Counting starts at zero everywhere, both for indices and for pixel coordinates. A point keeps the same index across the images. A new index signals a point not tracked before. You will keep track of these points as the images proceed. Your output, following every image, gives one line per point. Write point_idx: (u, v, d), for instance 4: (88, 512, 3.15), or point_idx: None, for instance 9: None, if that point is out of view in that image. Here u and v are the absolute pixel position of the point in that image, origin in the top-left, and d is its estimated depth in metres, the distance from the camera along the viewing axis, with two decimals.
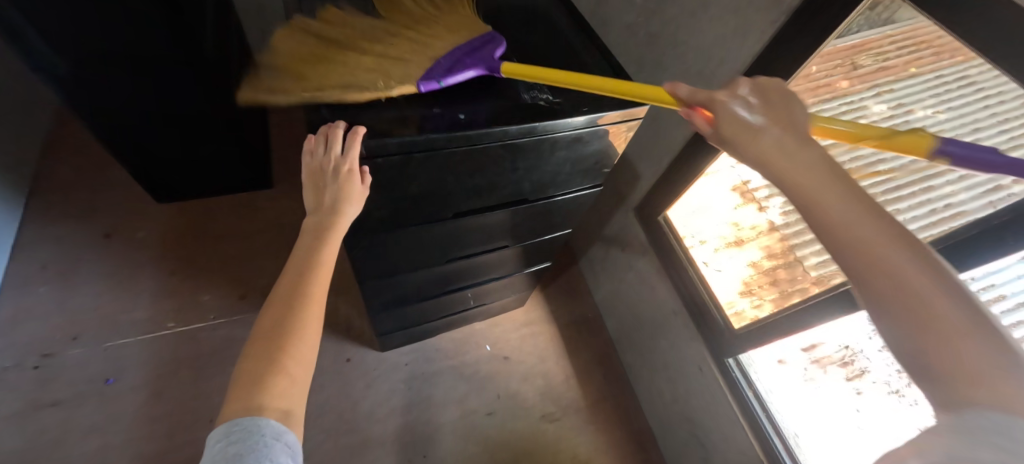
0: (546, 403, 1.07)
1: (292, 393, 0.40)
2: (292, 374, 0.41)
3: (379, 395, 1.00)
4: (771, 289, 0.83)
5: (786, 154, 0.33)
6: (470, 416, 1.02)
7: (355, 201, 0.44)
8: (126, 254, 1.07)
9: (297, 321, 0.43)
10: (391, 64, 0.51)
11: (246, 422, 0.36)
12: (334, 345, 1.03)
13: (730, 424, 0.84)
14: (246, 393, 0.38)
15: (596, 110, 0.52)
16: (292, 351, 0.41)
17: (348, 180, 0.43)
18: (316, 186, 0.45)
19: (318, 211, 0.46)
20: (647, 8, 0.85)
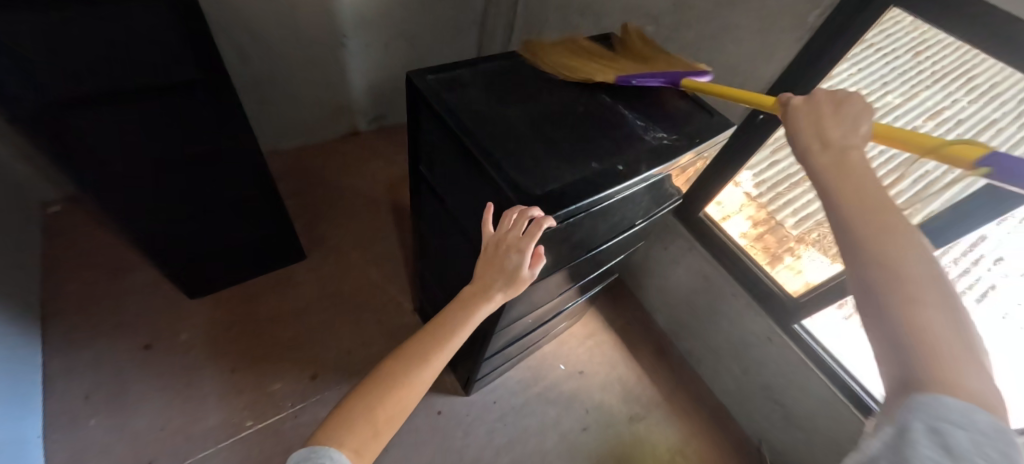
0: (629, 406, 1.13)
1: (369, 441, 0.45)
2: (376, 425, 0.45)
3: (480, 438, 1.01)
4: (763, 251, 1.01)
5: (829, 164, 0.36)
6: (569, 435, 1.05)
7: (517, 283, 0.51)
8: (174, 362, 0.99)
9: (402, 377, 0.48)
10: (536, 131, 0.57)
11: (319, 451, 0.42)
12: (423, 400, 1.03)
13: (809, 382, 0.94)
14: (338, 429, 0.44)
15: (707, 139, 0.61)
16: (387, 403, 0.47)
17: (516, 254, 0.48)
18: (492, 256, 0.50)
19: (478, 282, 0.52)
20: (663, 35, 0.96)
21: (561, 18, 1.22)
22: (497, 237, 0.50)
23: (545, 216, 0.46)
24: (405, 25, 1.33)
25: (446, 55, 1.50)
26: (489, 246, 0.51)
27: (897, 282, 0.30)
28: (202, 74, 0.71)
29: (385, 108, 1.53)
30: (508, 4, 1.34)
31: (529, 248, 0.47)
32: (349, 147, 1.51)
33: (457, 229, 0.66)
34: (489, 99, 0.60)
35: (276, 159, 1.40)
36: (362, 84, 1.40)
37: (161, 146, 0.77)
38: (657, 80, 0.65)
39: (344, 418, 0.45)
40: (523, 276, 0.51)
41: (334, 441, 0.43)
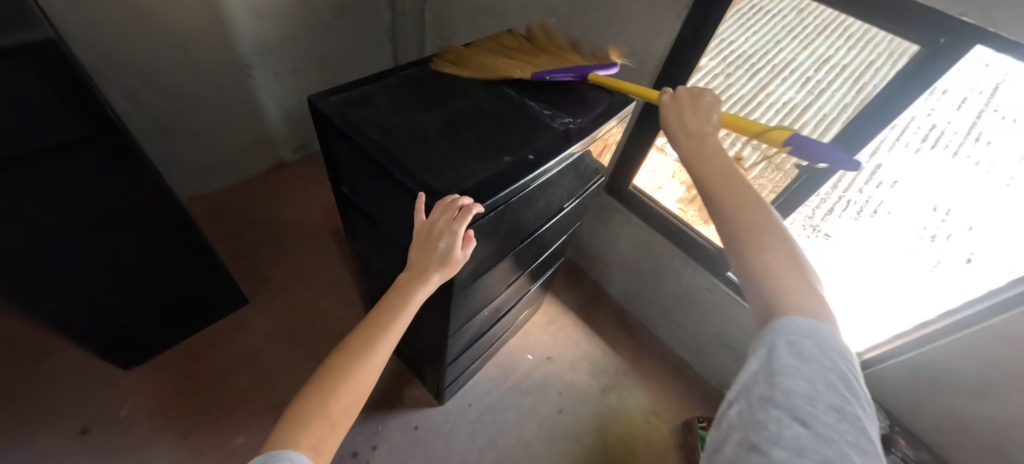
0: (600, 380, 1.18)
1: (330, 435, 0.43)
2: (332, 419, 0.44)
3: (461, 442, 1.02)
4: (692, 206, 1.07)
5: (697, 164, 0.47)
6: (547, 420, 1.08)
7: (449, 267, 0.52)
8: (119, 441, 0.92)
9: (353, 368, 0.46)
10: (447, 134, 0.59)
11: (274, 455, 0.39)
12: (398, 418, 1.02)
13: (748, 321, 1.03)
14: (291, 430, 0.41)
15: (610, 117, 0.65)
16: (340, 395, 0.45)
17: (446, 237, 0.49)
18: (423, 243, 0.51)
19: (413, 269, 0.53)
20: (563, 26, 1.01)
21: (467, 20, 1.23)
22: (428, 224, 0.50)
23: (473, 204, 0.49)
24: (313, 47, 1.30)
25: (362, 72, 1.48)
26: (420, 234, 0.51)
27: (781, 301, 0.39)
28: (93, 133, 0.66)
29: (308, 135, 1.49)
30: (414, 12, 1.35)
31: (460, 232, 0.49)
32: (277, 180, 1.45)
33: (392, 242, 0.67)
34: (400, 112, 0.60)
35: (196, 205, 1.32)
36: (278, 113, 1.36)
37: (58, 217, 0.72)
38: (568, 75, 0.68)
39: (297, 416, 0.43)
40: (456, 259, 0.52)
41: (292, 441, 0.41)
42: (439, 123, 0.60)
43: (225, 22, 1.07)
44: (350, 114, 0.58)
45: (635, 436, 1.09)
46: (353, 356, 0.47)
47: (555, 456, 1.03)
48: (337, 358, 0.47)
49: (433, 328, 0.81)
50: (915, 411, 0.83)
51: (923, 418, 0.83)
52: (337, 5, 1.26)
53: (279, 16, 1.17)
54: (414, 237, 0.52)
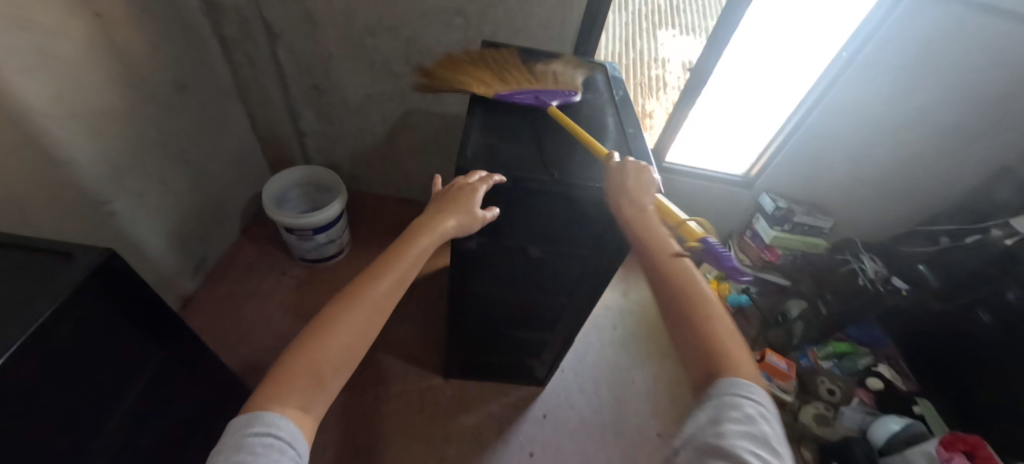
0: (618, 289, 1.44)
1: (317, 396, 0.44)
2: (318, 371, 0.44)
3: (579, 399, 1.16)
4: None
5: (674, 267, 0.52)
6: (611, 339, 1.30)
7: (459, 221, 0.58)
8: None
9: (339, 318, 0.47)
10: (559, 139, 0.72)
11: (261, 414, 0.40)
12: (526, 420, 1.10)
13: (685, 189, 1.40)
14: (282, 382, 0.42)
15: (621, 83, 0.88)
16: (331, 346, 0.45)
17: (460, 195, 0.59)
18: (439, 205, 0.59)
19: (426, 221, 0.57)
20: (476, 23, 1.06)
21: (345, 46, 1.12)
22: (454, 184, 0.61)
23: (494, 177, 0.60)
24: (166, 143, 1.00)
25: (226, 148, 1.20)
26: (449, 191, 0.60)
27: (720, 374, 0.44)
28: (156, 338, 0.54)
29: (201, 250, 1.17)
30: (264, 56, 1.13)
31: (480, 191, 0.59)
32: (200, 319, 1.13)
33: (541, 255, 0.75)
34: (523, 149, 0.69)
35: None
36: (160, 241, 1.03)
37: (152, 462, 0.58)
38: (534, 100, 0.76)
39: (290, 366, 0.44)
40: (472, 218, 0.59)
41: (281, 397, 0.42)
42: (552, 140, 0.71)
43: (56, 158, 0.76)
44: (495, 163, 0.65)
45: None
46: (349, 307, 0.48)
47: (636, 357, 1.27)
48: (335, 309, 0.48)
49: (558, 316, 0.90)
50: (790, 188, 1.35)
51: (795, 189, 1.34)
52: (172, 80, 0.98)
53: (115, 124, 0.86)
54: (436, 198, 0.60)
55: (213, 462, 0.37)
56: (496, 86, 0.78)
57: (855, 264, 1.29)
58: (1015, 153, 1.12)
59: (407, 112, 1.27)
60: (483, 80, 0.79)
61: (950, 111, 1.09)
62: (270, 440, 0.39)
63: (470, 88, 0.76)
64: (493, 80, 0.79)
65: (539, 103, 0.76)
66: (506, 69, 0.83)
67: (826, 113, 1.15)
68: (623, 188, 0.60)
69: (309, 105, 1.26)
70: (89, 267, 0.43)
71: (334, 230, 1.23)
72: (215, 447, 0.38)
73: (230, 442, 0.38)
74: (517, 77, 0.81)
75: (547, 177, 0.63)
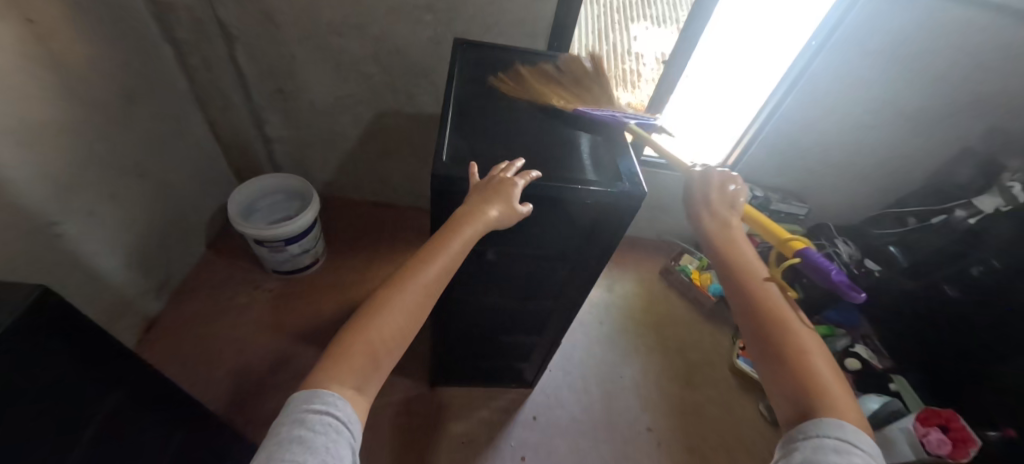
0: (603, 284, 1.44)
1: (371, 375, 0.45)
2: (372, 355, 0.45)
3: (569, 398, 1.15)
4: None
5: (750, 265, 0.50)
6: (598, 335, 1.30)
7: (503, 212, 0.52)
8: None
9: (391, 304, 0.46)
10: (539, 138, 0.69)
11: (326, 391, 0.42)
12: (518, 422, 1.08)
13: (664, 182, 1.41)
14: (341, 363, 0.43)
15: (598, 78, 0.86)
16: (385, 331, 0.45)
17: (504, 182, 0.54)
18: (483, 188, 0.54)
19: (472, 202, 0.52)
20: (447, 19, 1.02)
21: (309, 46, 1.06)
22: (492, 175, 0.56)
23: (531, 174, 0.57)
24: (117, 155, 0.93)
25: (186, 157, 1.13)
26: (486, 183, 0.54)
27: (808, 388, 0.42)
28: (110, 373, 0.49)
29: (165, 267, 1.11)
30: (222, 59, 1.07)
31: (521, 181, 0.55)
32: (168, 342, 1.06)
33: (525, 258, 0.73)
34: (504, 152, 0.66)
35: None
36: (117, 260, 0.96)
37: None
38: (619, 113, 0.76)
39: (347, 347, 0.44)
40: (515, 211, 0.53)
41: (338, 376, 0.43)
42: (531, 140, 0.69)
43: None
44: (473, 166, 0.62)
45: (648, 301, 1.42)
46: (396, 295, 0.46)
47: (624, 352, 1.27)
48: (384, 295, 0.47)
49: (545, 318, 0.88)
50: (766, 176, 1.36)
51: (771, 176, 1.36)
52: (119, 88, 0.91)
53: (56, 139, 0.80)
54: (475, 187, 0.54)
55: (276, 430, 0.40)
56: (575, 100, 0.77)
57: (829, 248, 1.32)
58: (978, 136, 1.16)
59: (380, 114, 1.22)
60: (559, 93, 0.77)
61: (914, 94, 1.11)
62: (328, 421, 0.40)
63: (552, 103, 0.74)
64: (567, 92, 0.78)
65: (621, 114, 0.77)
66: (571, 78, 0.82)
67: (799, 100, 1.17)
68: (702, 189, 0.56)
69: (274, 109, 1.20)
70: (18, 304, 0.38)
71: (308, 239, 1.18)
72: (279, 415, 0.41)
73: (291, 415, 0.40)
74: (588, 86, 0.81)
75: (532, 180, 0.60)
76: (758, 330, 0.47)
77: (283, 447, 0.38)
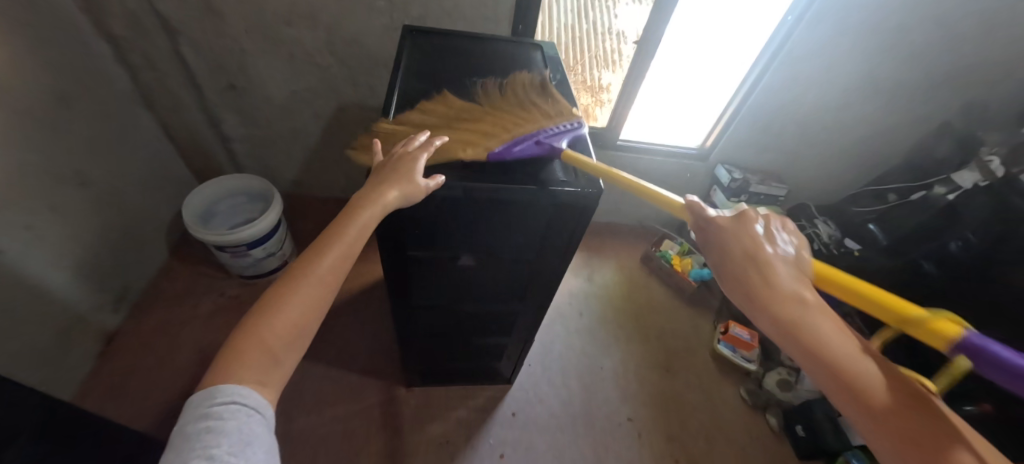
0: (582, 274, 1.42)
1: (272, 369, 0.40)
2: (267, 347, 0.40)
3: (548, 392, 1.14)
4: None
5: (798, 305, 0.39)
6: (577, 327, 1.28)
7: (403, 184, 0.49)
8: None
9: (284, 293, 0.42)
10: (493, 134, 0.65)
11: (213, 391, 0.37)
12: (496, 420, 1.07)
13: (640, 168, 1.37)
14: (230, 359, 0.39)
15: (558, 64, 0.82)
16: (279, 321, 0.41)
17: (406, 160, 0.52)
18: (382, 168, 0.52)
19: (369, 183, 0.50)
20: (401, 4, 0.96)
21: (258, 39, 1.00)
22: (393, 154, 0.54)
23: (434, 145, 0.55)
24: (53, 164, 0.87)
25: (136, 162, 1.08)
26: (389, 161, 0.52)
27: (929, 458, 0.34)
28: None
29: (121, 277, 1.06)
30: (164, 56, 1.00)
31: (423, 157, 0.52)
32: (126, 358, 1.02)
33: (485, 260, 0.70)
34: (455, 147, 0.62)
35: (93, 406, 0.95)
36: (64, 274, 0.92)
37: None
38: (541, 146, 0.62)
39: (238, 341, 0.40)
40: (419, 183, 0.50)
41: (234, 373, 0.38)
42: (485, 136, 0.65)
43: None
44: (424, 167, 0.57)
45: (628, 289, 1.40)
46: (291, 286, 0.42)
47: (603, 342, 1.26)
48: (278, 289, 0.42)
49: (514, 318, 0.86)
50: (745, 157, 1.33)
51: (750, 158, 1.33)
52: (49, 91, 0.85)
53: None
54: (376, 170, 0.52)
55: (179, 431, 0.36)
56: (483, 138, 0.61)
57: (808, 229, 1.30)
58: (954, 111, 1.15)
59: (341, 107, 1.17)
60: (465, 131, 0.62)
61: (893, 71, 1.09)
62: (235, 409, 0.37)
63: (453, 152, 0.58)
64: (478, 128, 0.63)
65: (546, 149, 0.62)
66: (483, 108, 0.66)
67: (778, 77, 1.12)
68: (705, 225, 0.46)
69: (228, 107, 1.13)
70: None
71: (272, 243, 1.13)
72: (182, 414, 0.37)
73: (193, 410, 0.36)
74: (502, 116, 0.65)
75: (484, 181, 0.56)
76: (835, 390, 0.38)
77: (185, 444, 0.34)
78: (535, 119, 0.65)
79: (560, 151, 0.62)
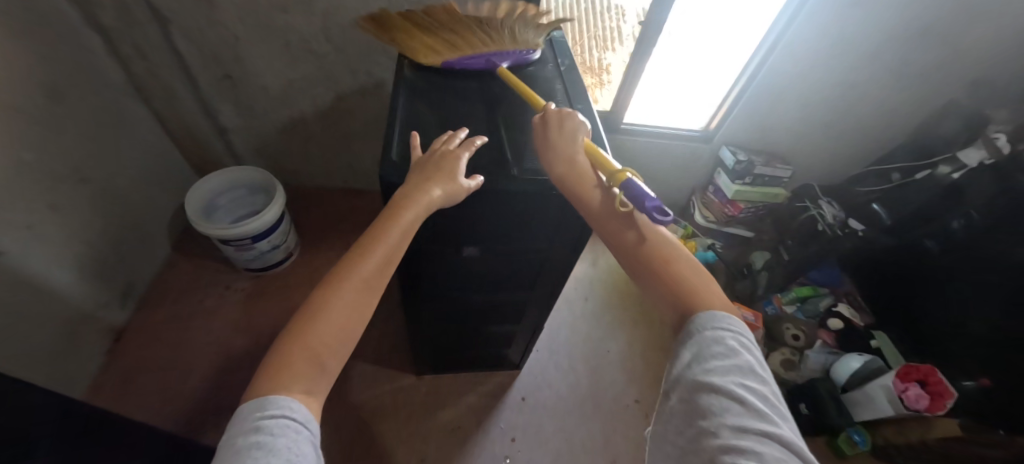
0: (586, 259, 1.42)
1: (319, 377, 0.40)
2: (317, 355, 0.40)
3: (556, 376, 1.15)
4: None
5: (574, 170, 0.50)
6: (583, 312, 1.29)
7: (447, 184, 0.49)
8: None
9: (332, 298, 0.42)
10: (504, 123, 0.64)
11: (266, 401, 0.37)
12: (506, 405, 1.09)
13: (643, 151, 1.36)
14: (280, 369, 0.39)
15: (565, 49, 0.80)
16: (327, 329, 0.41)
17: (447, 158, 0.52)
18: (423, 165, 0.51)
19: (411, 182, 0.50)
20: None
21: (252, 27, 0.97)
22: (433, 151, 0.53)
23: (473, 144, 0.55)
24: (49, 162, 0.85)
25: (133, 156, 1.06)
26: (429, 158, 0.52)
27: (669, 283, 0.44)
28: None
29: (126, 274, 1.06)
30: (155, 46, 0.97)
31: (464, 156, 0.52)
32: (136, 354, 1.02)
33: (496, 250, 0.70)
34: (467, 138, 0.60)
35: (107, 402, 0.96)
36: (67, 273, 0.91)
37: None
38: (487, 60, 0.72)
39: (286, 350, 0.39)
40: (461, 182, 0.50)
41: (282, 383, 0.38)
42: (495, 126, 0.64)
43: None
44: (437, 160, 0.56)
45: None
46: (337, 289, 0.42)
47: (609, 327, 1.27)
48: (325, 293, 0.42)
49: (523, 307, 0.86)
50: (750, 139, 1.32)
51: (755, 139, 1.32)
52: (42, 86, 0.83)
53: None
54: (416, 167, 0.52)
55: (227, 445, 0.34)
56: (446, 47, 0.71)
57: (811, 209, 1.30)
58: (963, 88, 1.13)
59: (339, 96, 1.14)
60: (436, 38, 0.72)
61: (903, 49, 1.07)
62: (285, 423, 0.35)
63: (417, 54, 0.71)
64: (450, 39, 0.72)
65: (491, 64, 0.72)
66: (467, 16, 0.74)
67: (787, 56, 1.10)
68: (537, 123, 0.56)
69: (224, 98, 1.11)
70: None
71: (276, 235, 1.12)
72: (228, 425, 0.36)
73: (243, 423, 0.35)
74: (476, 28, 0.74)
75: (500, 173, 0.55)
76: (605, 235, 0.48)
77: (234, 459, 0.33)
78: (502, 40, 0.73)
79: (501, 67, 0.72)
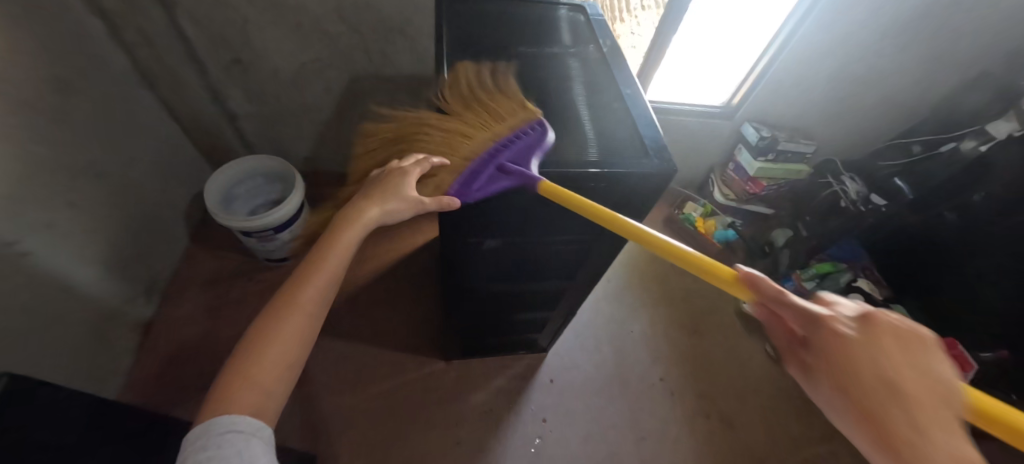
0: None
1: (267, 398, 0.44)
2: (255, 379, 0.44)
3: (582, 358, 1.17)
4: None
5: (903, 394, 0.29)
6: (605, 293, 1.29)
7: (388, 202, 0.50)
8: None
9: (272, 326, 0.46)
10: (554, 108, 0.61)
11: (212, 423, 0.41)
12: (535, 388, 1.10)
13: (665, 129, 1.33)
14: (228, 391, 0.43)
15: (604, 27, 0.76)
16: (266, 355, 0.45)
17: (399, 174, 0.52)
18: (373, 184, 0.53)
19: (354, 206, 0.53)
20: None
21: (262, 7, 0.91)
22: (387, 168, 0.55)
23: (432, 160, 0.54)
24: (64, 158, 0.82)
25: (145, 147, 1.02)
26: (382, 176, 0.54)
27: None
28: None
29: (148, 268, 1.04)
30: (161, 31, 0.92)
31: (416, 171, 0.52)
32: (165, 347, 1.02)
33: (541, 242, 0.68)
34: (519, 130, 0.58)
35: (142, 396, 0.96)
36: (92, 271, 0.89)
37: None
38: (507, 178, 0.52)
39: (234, 372, 0.44)
40: (410, 196, 0.51)
41: (229, 403, 0.42)
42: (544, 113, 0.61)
43: None
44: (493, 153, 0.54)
45: (652, 253, 1.40)
46: (279, 317, 0.47)
47: (632, 307, 1.28)
48: (269, 321, 0.46)
49: (558, 294, 0.86)
50: (774, 114, 1.29)
51: (778, 114, 1.29)
52: (50, 78, 0.79)
53: None
54: (369, 184, 0.54)
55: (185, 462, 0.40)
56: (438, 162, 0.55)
57: (834, 185, 1.29)
58: (998, 57, 1.10)
59: (354, 78, 1.10)
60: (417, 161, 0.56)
61: (938, 18, 1.03)
62: (229, 434, 0.40)
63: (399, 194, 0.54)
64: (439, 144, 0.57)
65: (518, 180, 0.52)
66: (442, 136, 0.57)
67: (816, 28, 1.06)
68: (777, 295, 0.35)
69: (234, 84, 1.06)
70: None
71: (297, 225, 1.11)
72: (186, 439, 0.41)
73: (194, 442, 0.40)
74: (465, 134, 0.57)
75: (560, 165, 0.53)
76: None
77: None
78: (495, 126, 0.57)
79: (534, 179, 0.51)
